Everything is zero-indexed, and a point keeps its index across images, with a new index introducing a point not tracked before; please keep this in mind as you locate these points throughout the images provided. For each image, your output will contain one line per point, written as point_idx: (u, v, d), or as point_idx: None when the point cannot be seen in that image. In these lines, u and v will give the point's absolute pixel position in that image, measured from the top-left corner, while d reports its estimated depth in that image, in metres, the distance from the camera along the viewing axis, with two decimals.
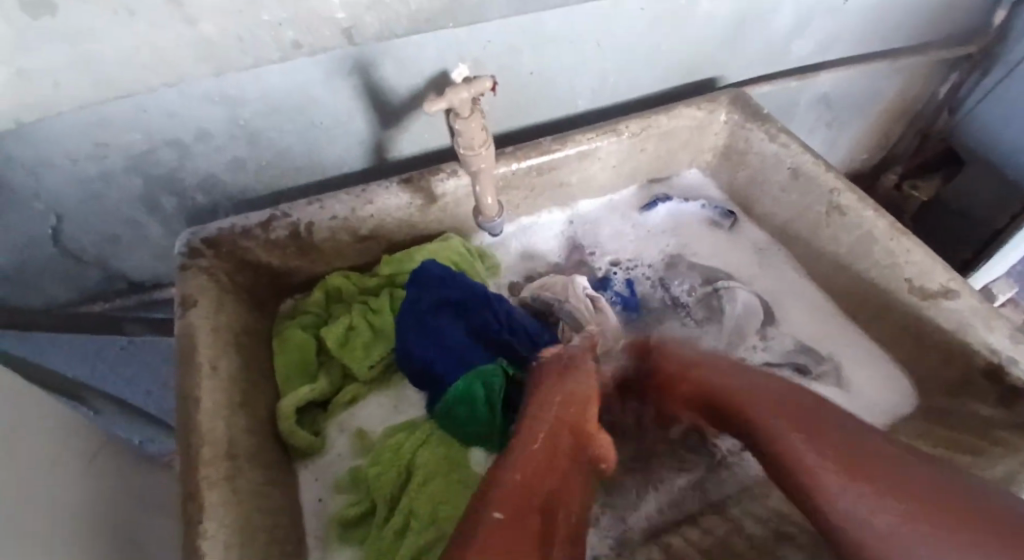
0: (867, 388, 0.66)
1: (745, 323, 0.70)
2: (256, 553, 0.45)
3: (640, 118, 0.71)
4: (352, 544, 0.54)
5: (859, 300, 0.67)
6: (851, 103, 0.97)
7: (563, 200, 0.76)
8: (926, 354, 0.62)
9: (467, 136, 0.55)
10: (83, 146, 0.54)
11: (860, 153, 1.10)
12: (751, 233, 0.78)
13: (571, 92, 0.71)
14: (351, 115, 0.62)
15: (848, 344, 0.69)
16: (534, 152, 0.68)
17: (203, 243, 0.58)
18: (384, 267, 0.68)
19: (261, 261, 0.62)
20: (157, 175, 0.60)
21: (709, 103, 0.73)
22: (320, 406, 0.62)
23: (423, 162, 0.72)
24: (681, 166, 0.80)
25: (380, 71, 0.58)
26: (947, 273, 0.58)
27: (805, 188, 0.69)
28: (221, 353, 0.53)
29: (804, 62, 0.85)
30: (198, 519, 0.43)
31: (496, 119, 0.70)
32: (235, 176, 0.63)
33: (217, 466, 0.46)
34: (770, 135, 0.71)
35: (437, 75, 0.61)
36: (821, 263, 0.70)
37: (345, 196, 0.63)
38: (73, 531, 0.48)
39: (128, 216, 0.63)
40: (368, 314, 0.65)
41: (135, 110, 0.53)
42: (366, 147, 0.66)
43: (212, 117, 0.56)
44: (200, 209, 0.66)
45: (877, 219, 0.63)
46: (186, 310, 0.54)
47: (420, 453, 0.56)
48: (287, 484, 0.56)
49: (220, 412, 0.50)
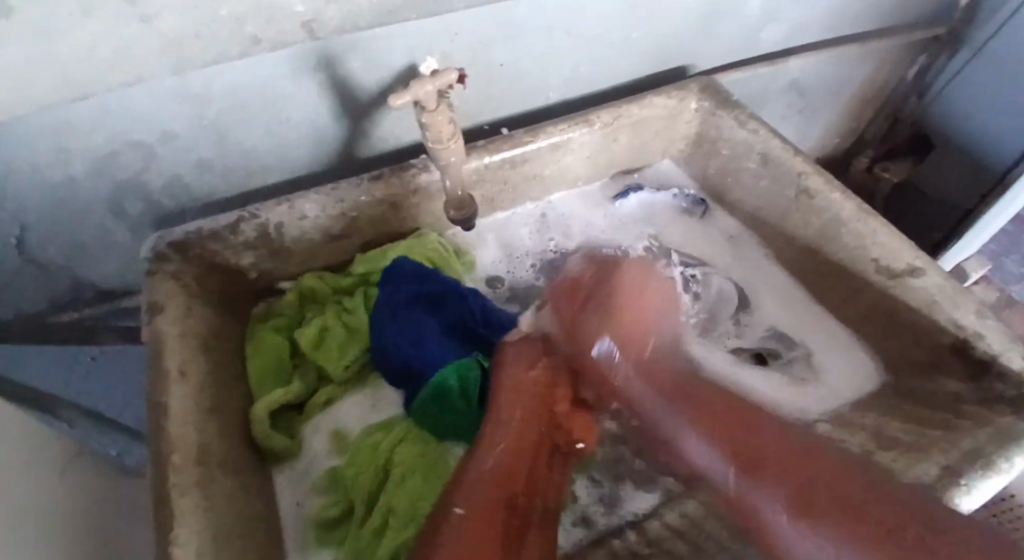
0: (842, 369, 0.66)
1: (720, 308, 0.70)
2: (231, 559, 0.44)
3: (611, 108, 0.71)
4: (332, 544, 0.53)
5: (831, 283, 0.68)
6: (822, 88, 0.98)
7: (536, 193, 0.76)
8: (897, 333, 0.63)
9: (434, 130, 0.55)
10: (41, 153, 0.53)
11: (832, 137, 1.11)
12: (724, 221, 0.79)
13: (541, 84, 0.71)
14: (317, 113, 0.61)
15: (822, 326, 0.70)
16: (505, 145, 0.67)
17: (169, 247, 0.57)
18: (358, 266, 0.67)
19: (231, 263, 0.61)
20: (125, 179, 0.59)
21: (679, 92, 0.73)
22: (296, 408, 0.61)
23: (394, 159, 0.71)
24: (654, 155, 0.80)
25: (345, 67, 0.58)
26: (914, 252, 0.60)
27: (776, 174, 0.70)
28: (191, 358, 0.53)
29: (773, 49, 0.85)
30: (170, 526, 0.42)
31: (466, 114, 0.70)
32: (202, 178, 0.62)
33: (189, 472, 0.45)
34: (739, 122, 0.72)
35: (404, 70, 0.61)
36: (793, 247, 0.71)
37: (315, 196, 0.62)
38: (43, 545, 0.47)
39: (92, 223, 0.62)
40: (343, 314, 0.64)
41: (100, 110, 0.52)
42: (335, 146, 0.66)
43: (174, 117, 0.55)
44: (167, 213, 0.64)
45: (846, 202, 0.64)
46: (153, 316, 0.53)
47: (397, 450, 0.55)
48: (264, 488, 0.55)
49: (191, 417, 0.49)
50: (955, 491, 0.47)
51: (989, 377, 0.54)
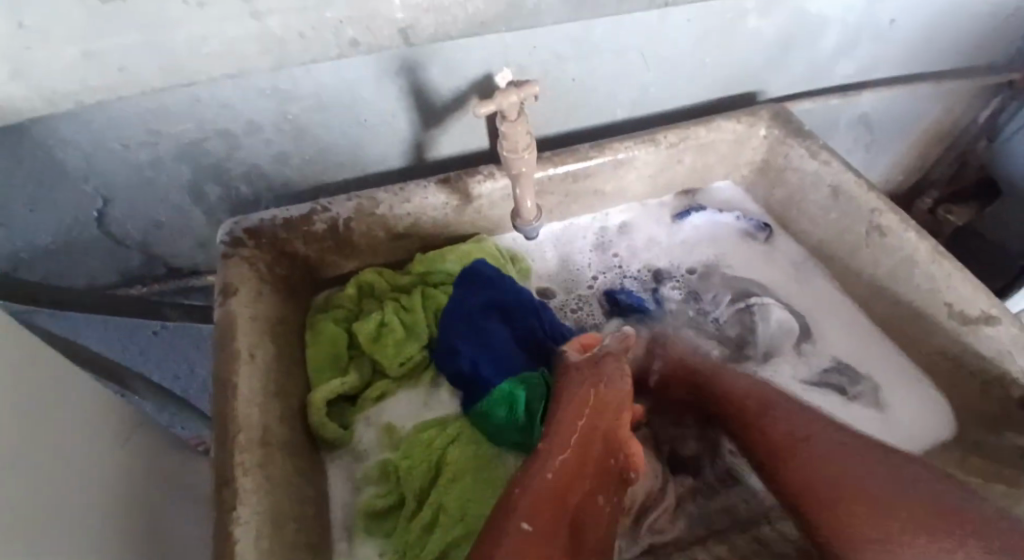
0: (911, 411, 0.64)
1: (781, 340, 0.69)
2: (285, 541, 0.45)
3: (678, 129, 0.71)
4: (377, 537, 0.54)
5: (894, 323, 0.66)
6: (892, 123, 0.96)
7: (598, 207, 0.76)
8: (962, 381, 0.61)
9: (511, 140, 0.55)
10: (136, 132, 0.56)
11: (897, 173, 1.09)
12: (785, 251, 0.77)
13: (611, 101, 0.71)
14: (395, 114, 0.62)
15: (888, 363, 0.68)
16: (571, 158, 0.68)
17: (245, 233, 0.59)
18: (416, 266, 0.69)
19: (299, 252, 0.62)
20: (205, 165, 0.61)
21: (749, 118, 0.72)
22: (349, 398, 0.63)
23: (461, 165, 0.72)
24: (716, 178, 0.79)
25: (425, 72, 0.59)
26: (991, 300, 0.57)
27: (845, 208, 0.68)
28: (259, 341, 0.54)
29: (847, 81, 0.84)
30: (232, 503, 0.43)
31: (535, 125, 0.71)
32: (279, 168, 0.64)
33: (252, 453, 0.47)
34: (810, 152, 0.71)
35: (481, 79, 0.61)
36: (857, 284, 0.70)
37: (384, 195, 0.64)
38: (96, 516, 0.48)
39: (174, 203, 0.65)
40: (400, 310, 0.66)
41: (191, 99, 0.55)
42: (407, 147, 0.67)
43: (263, 111, 0.57)
44: (242, 200, 0.67)
45: (920, 242, 0.62)
46: (227, 297, 0.54)
47: (451, 450, 0.56)
48: (316, 474, 0.57)
49: (256, 399, 0.50)
50: None
51: None
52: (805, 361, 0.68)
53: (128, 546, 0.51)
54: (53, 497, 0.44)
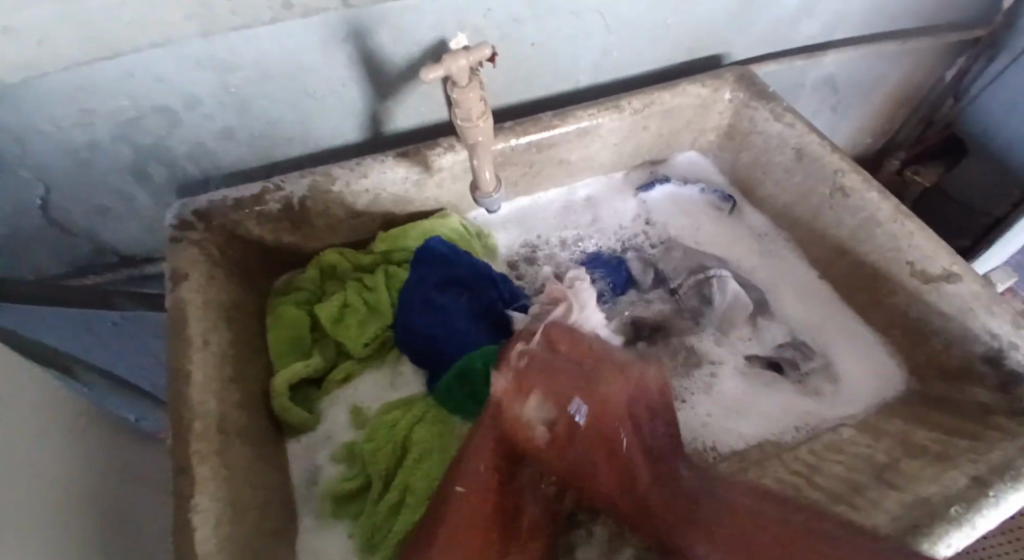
0: (861, 371, 0.66)
1: (733, 313, 0.68)
2: (246, 528, 0.44)
3: (641, 94, 0.69)
4: (345, 519, 0.53)
5: (858, 285, 0.67)
6: (858, 83, 0.95)
7: (562, 178, 0.74)
8: (922, 338, 0.61)
9: (464, 108, 0.53)
10: (68, 112, 0.53)
11: (864, 135, 1.09)
12: (753, 216, 0.77)
13: (570, 67, 0.70)
14: (345, 85, 0.60)
15: (844, 326, 0.69)
16: (533, 128, 0.66)
17: (193, 215, 0.57)
18: (378, 244, 0.67)
19: (253, 235, 0.60)
20: (146, 145, 0.58)
21: (713, 81, 0.71)
22: (315, 382, 0.62)
23: (418, 137, 0.70)
24: (681, 145, 0.78)
25: (374, 39, 0.56)
26: (952, 257, 0.57)
27: (809, 170, 0.68)
28: (212, 327, 0.52)
29: (810, 42, 0.83)
30: (189, 492, 0.42)
31: (494, 94, 0.69)
32: (227, 146, 0.62)
33: (209, 441, 0.45)
34: (774, 114, 0.70)
35: (433, 46, 0.59)
36: (822, 245, 0.69)
37: (339, 170, 0.61)
38: (56, 512, 0.47)
39: (118, 187, 0.62)
40: (363, 291, 0.64)
41: (122, 73, 0.51)
42: (362, 120, 0.65)
43: (203, 82, 0.54)
44: (191, 180, 0.64)
45: (882, 202, 0.62)
46: (176, 283, 0.52)
47: (416, 429, 0.56)
48: (280, 458, 0.56)
49: (212, 386, 0.49)
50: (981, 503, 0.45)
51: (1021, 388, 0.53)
52: (760, 335, 0.68)
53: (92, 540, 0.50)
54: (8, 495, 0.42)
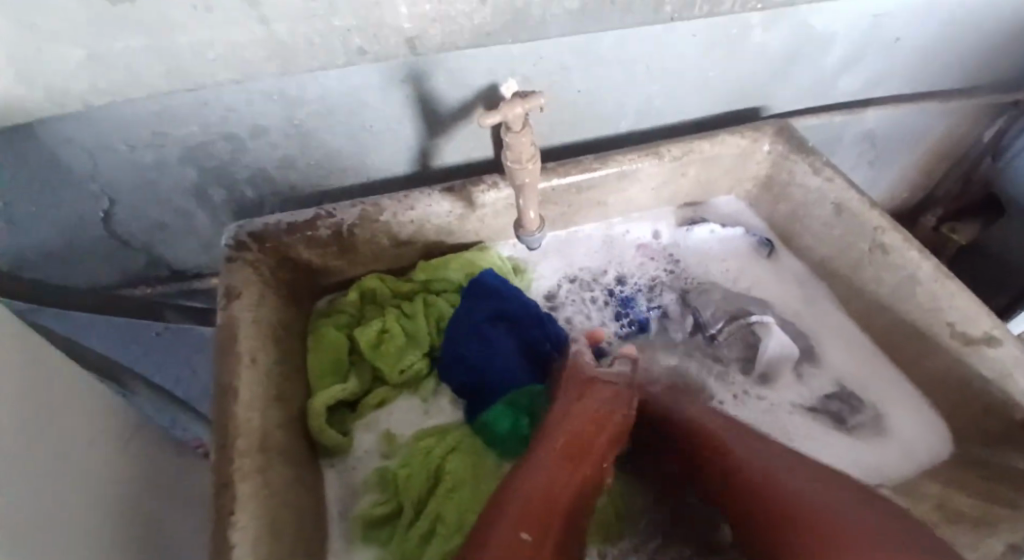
0: (900, 430, 0.65)
1: (774, 365, 0.68)
2: (281, 547, 0.45)
3: (682, 142, 0.71)
4: (375, 544, 0.54)
5: (897, 341, 0.66)
6: (895, 140, 0.96)
7: (599, 218, 0.76)
8: (963, 400, 0.60)
9: (515, 150, 0.55)
10: (143, 135, 0.56)
11: (900, 189, 1.09)
12: (789, 266, 0.77)
13: (613, 114, 0.72)
14: (400, 122, 0.63)
15: (883, 383, 0.68)
16: (575, 170, 0.68)
17: (249, 237, 0.59)
18: (419, 273, 0.68)
19: (303, 258, 0.63)
20: (211, 168, 0.62)
21: (753, 133, 0.72)
22: (349, 405, 0.63)
23: (464, 173, 0.73)
24: (719, 192, 0.79)
25: (431, 81, 0.59)
26: (994, 321, 0.57)
27: (847, 225, 0.68)
28: (260, 346, 0.54)
29: (850, 98, 0.84)
30: (229, 508, 0.43)
31: (539, 134, 0.71)
32: (285, 173, 0.65)
33: (250, 458, 0.47)
34: (814, 168, 0.71)
35: (485, 89, 0.62)
36: (860, 299, 0.69)
37: (388, 201, 0.64)
38: (86, 522, 0.48)
39: (179, 205, 0.65)
40: (401, 318, 0.66)
41: (198, 102, 0.55)
42: (412, 155, 0.67)
43: (269, 115, 0.58)
44: (248, 202, 0.67)
45: (923, 261, 0.62)
46: (230, 301, 0.55)
47: (449, 459, 0.56)
48: (314, 479, 0.57)
49: (256, 403, 0.50)
50: None
51: None
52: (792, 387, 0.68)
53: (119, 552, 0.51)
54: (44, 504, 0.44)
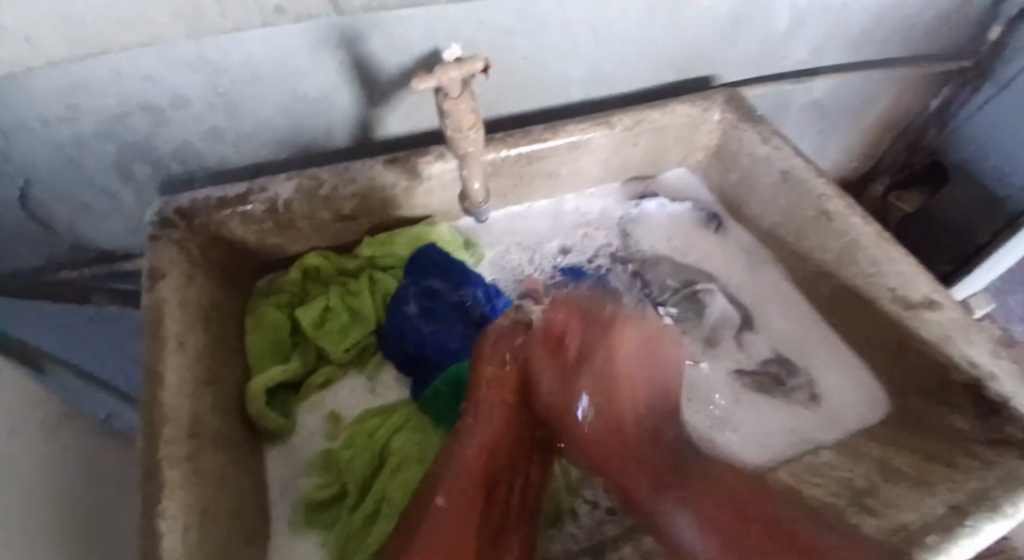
0: (841, 392, 0.67)
1: (718, 329, 0.71)
2: (214, 536, 0.43)
3: (633, 112, 0.70)
4: (320, 527, 0.53)
5: (840, 306, 0.67)
6: (845, 110, 0.97)
7: (550, 189, 0.75)
8: (901, 361, 0.62)
9: (455, 118, 0.52)
10: (52, 107, 0.52)
11: (850, 159, 1.11)
12: (738, 236, 0.78)
13: (561, 82, 0.70)
14: (336, 90, 0.60)
15: (827, 348, 0.70)
16: (524, 140, 0.66)
17: (176, 214, 0.56)
18: (364, 249, 0.66)
19: (237, 236, 0.60)
20: (132, 142, 0.58)
21: (704, 101, 0.72)
22: (293, 387, 0.61)
23: (409, 144, 0.70)
24: (670, 163, 0.79)
25: (367, 46, 0.56)
26: (933, 285, 0.58)
27: (795, 193, 0.68)
28: (189, 329, 0.51)
29: (800, 66, 0.84)
30: (155, 499, 0.41)
31: (486, 104, 0.69)
32: (214, 146, 0.61)
33: (178, 445, 0.44)
34: (762, 137, 0.71)
35: (425, 55, 0.59)
36: (806, 267, 0.70)
37: (327, 174, 0.61)
38: (19, 523, 0.45)
39: (100, 182, 0.61)
40: (346, 296, 0.63)
41: (111, 71, 0.50)
42: (352, 125, 0.64)
43: (192, 84, 0.54)
44: (176, 178, 0.63)
45: (865, 227, 0.62)
46: (155, 283, 0.51)
47: (395, 438, 0.55)
48: (255, 465, 0.55)
49: (185, 388, 0.48)
50: (958, 531, 0.45)
51: (996, 415, 0.53)
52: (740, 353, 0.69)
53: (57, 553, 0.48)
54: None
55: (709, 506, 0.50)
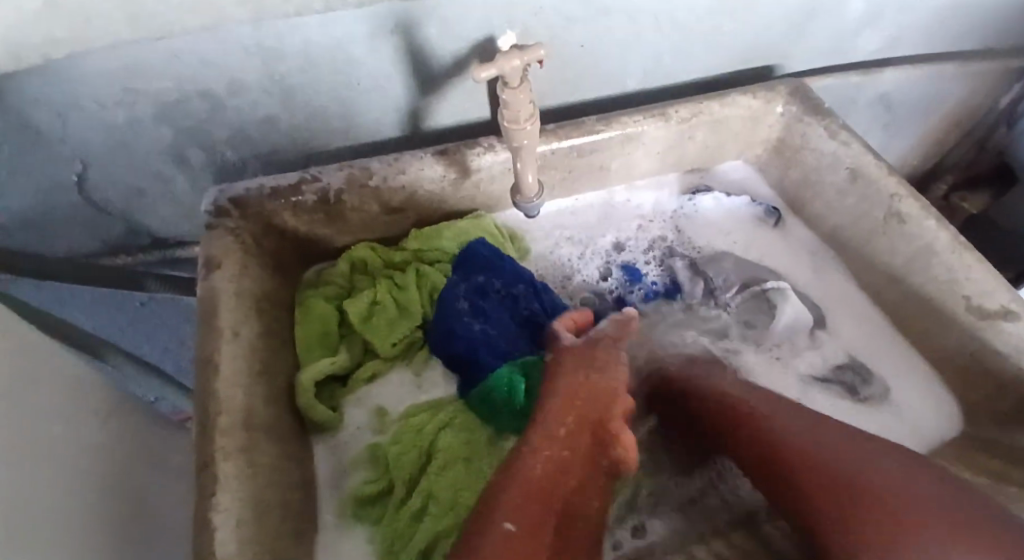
0: (917, 411, 0.62)
1: (790, 330, 0.66)
2: (266, 529, 0.43)
3: (690, 104, 0.67)
4: (366, 524, 0.52)
5: (908, 313, 0.64)
6: (913, 102, 0.91)
7: (601, 183, 0.72)
8: (975, 375, 0.58)
9: (513, 109, 0.51)
10: (111, 91, 0.52)
11: (915, 156, 1.05)
12: (799, 235, 0.74)
13: (618, 72, 0.67)
14: (389, 78, 0.58)
15: (900, 358, 0.65)
16: (577, 132, 0.64)
17: (230, 202, 0.56)
18: (411, 241, 0.65)
19: (288, 225, 0.59)
20: (188, 128, 0.58)
21: (766, 93, 0.68)
22: (339, 379, 0.61)
23: (461, 135, 0.69)
24: (727, 157, 0.76)
25: (422, 33, 0.55)
26: (1012, 294, 0.54)
27: (863, 192, 0.65)
28: (243, 319, 0.51)
29: (869, 57, 0.79)
30: (211, 489, 0.41)
31: (539, 94, 0.67)
32: (266, 134, 0.61)
33: (233, 436, 0.44)
34: (829, 132, 0.67)
35: (480, 43, 0.57)
36: (873, 271, 0.66)
37: (377, 165, 0.60)
38: (73, 508, 0.45)
39: (156, 168, 0.61)
40: (393, 289, 0.63)
41: (169, 55, 0.50)
42: (404, 115, 0.63)
43: (246, 69, 0.53)
44: (229, 166, 0.63)
45: (941, 231, 0.58)
46: (210, 271, 0.51)
47: (442, 436, 0.54)
48: (304, 456, 0.55)
49: (240, 379, 0.48)
50: None
51: None
52: (801, 356, 0.66)
53: (112, 537, 0.49)
54: (25, 489, 0.41)
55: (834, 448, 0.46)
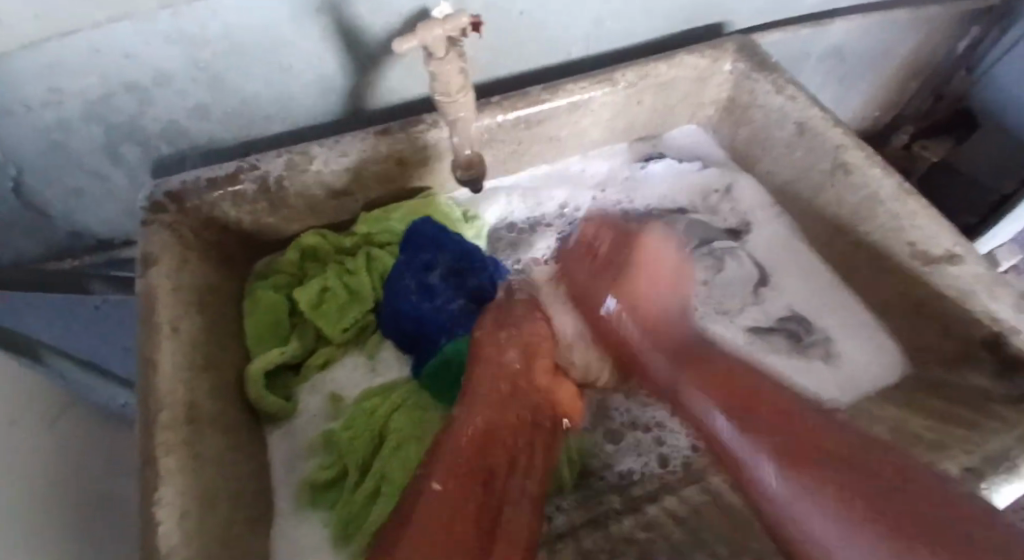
0: (862, 357, 0.63)
1: (738, 286, 0.68)
2: (215, 521, 0.43)
3: (637, 66, 0.66)
4: (323, 508, 0.52)
5: (859, 264, 0.64)
6: (867, 54, 0.91)
7: (552, 154, 0.71)
8: (923, 320, 0.59)
9: (442, 82, 0.50)
10: (34, 91, 0.50)
11: (873, 109, 1.04)
12: (751, 194, 0.74)
13: (560, 39, 0.66)
14: (321, 60, 0.57)
15: (846, 308, 0.66)
16: (522, 103, 0.63)
17: (165, 197, 0.54)
18: (361, 225, 0.64)
19: (229, 217, 0.58)
20: (119, 123, 0.56)
21: (713, 51, 0.67)
22: (292, 368, 0.60)
23: (404, 113, 0.67)
24: (678, 120, 0.75)
25: (349, 10, 0.53)
26: (955, 238, 0.55)
27: (811, 145, 0.64)
28: (182, 314, 0.50)
29: (817, 9, 0.78)
30: (153, 485, 0.41)
31: (480, 66, 0.66)
32: (200, 124, 0.59)
33: (175, 431, 0.44)
34: (776, 87, 0.66)
35: (412, 16, 0.56)
36: (824, 224, 0.66)
37: (317, 149, 0.59)
38: (22, 513, 0.45)
39: (90, 167, 0.60)
40: (344, 275, 0.62)
41: (90, 50, 0.48)
42: (342, 96, 0.62)
43: (172, 59, 0.52)
44: (166, 160, 0.62)
45: (887, 179, 0.58)
46: (146, 267, 0.50)
47: (395, 417, 0.54)
48: (257, 447, 0.54)
49: (182, 375, 0.47)
50: (976, 499, 0.43)
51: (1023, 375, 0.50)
52: (746, 312, 0.66)
53: (65, 541, 0.48)
54: None
55: (744, 407, 0.45)
